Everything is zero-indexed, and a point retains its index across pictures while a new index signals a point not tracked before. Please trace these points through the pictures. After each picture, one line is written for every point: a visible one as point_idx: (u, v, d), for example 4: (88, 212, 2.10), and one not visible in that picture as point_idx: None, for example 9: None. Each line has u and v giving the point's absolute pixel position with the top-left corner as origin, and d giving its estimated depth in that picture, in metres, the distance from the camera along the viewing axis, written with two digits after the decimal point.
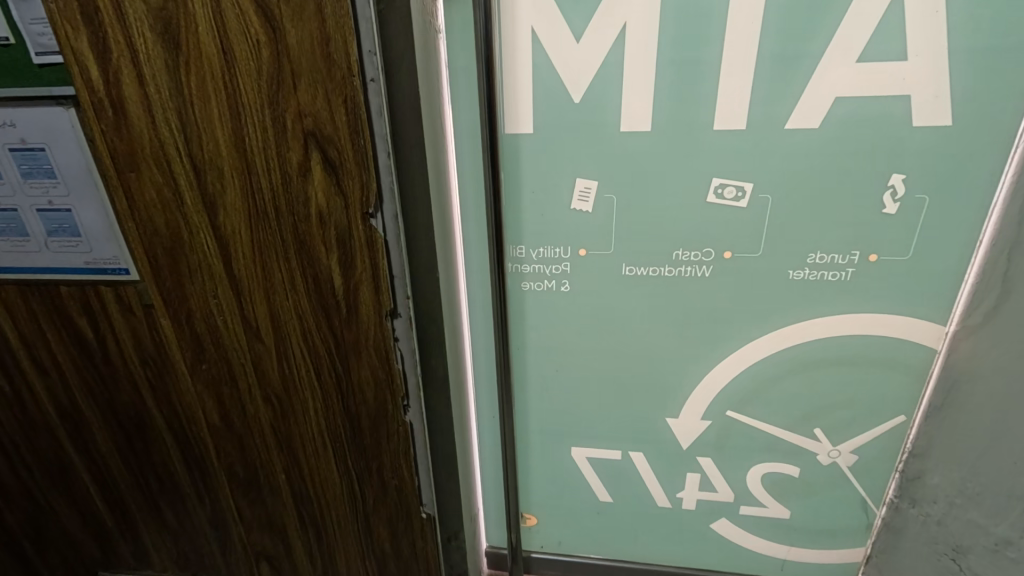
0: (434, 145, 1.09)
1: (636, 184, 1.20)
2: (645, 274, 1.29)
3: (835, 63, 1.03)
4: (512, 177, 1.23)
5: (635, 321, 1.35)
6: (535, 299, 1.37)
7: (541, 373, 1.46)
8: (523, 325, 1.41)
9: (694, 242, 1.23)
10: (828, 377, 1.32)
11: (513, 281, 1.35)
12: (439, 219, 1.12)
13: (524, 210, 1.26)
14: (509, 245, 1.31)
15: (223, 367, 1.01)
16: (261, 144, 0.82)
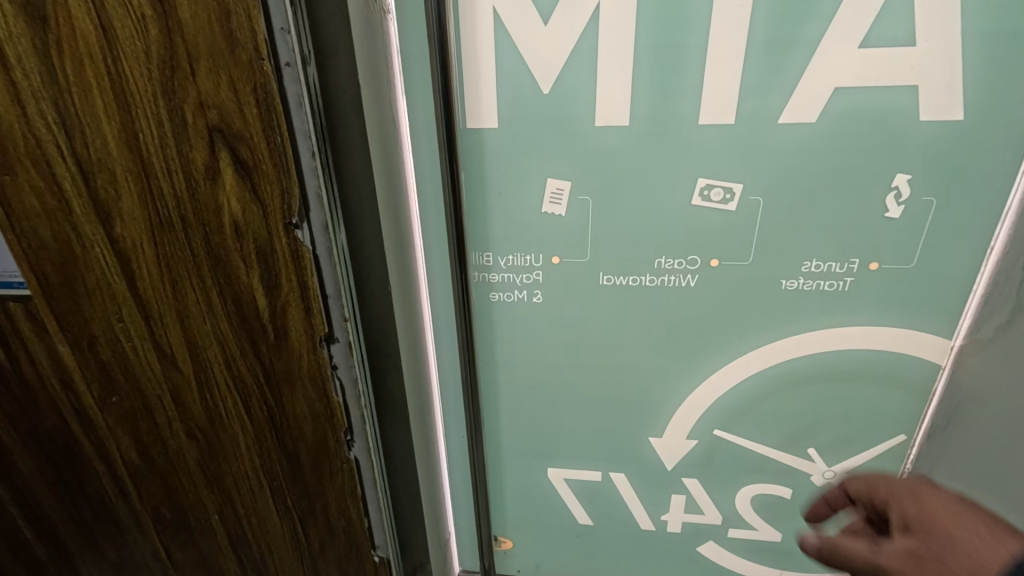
0: (384, 142, 0.96)
1: (614, 185, 1.07)
2: (624, 284, 1.17)
3: (835, 49, 0.91)
4: (474, 178, 1.10)
5: (613, 335, 1.23)
6: (505, 311, 1.24)
7: (514, 390, 1.34)
8: (493, 340, 1.28)
9: (677, 249, 1.11)
10: (823, 394, 1.22)
11: (480, 292, 1.23)
12: (390, 227, 0.99)
13: (491, 214, 1.14)
14: (474, 253, 1.18)
15: (134, 401, 0.88)
16: (157, 142, 0.68)
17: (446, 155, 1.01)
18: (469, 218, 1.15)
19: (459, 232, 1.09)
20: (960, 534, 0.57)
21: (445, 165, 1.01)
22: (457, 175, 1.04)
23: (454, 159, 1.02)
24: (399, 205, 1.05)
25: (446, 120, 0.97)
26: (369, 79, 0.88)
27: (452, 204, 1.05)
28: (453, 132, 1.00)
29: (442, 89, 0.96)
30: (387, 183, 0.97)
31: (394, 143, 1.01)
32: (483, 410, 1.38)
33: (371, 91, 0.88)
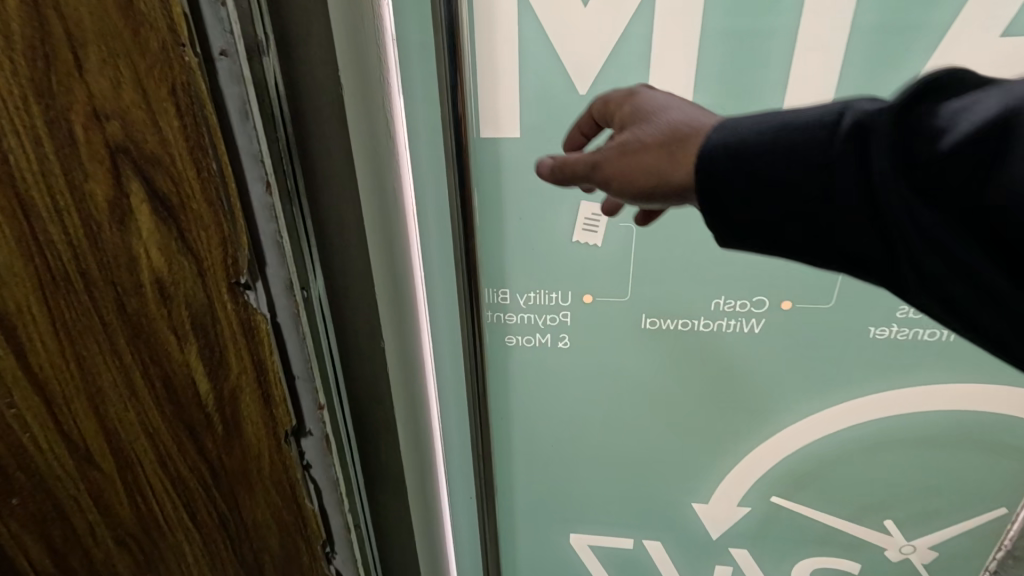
0: (377, 161, 0.74)
1: (664, 209, 0.86)
2: (672, 328, 0.96)
3: (969, 39, 0.70)
4: (489, 200, 0.89)
5: (655, 385, 1.02)
6: (524, 358, 1.03)
7: (532, 447, 1.12)
8: (508, 390, 1.07)
9: (741, 288, 0.90)
10: (907, 458, 1.01)
11: (494, 334, 1.01)
12: (385, 270, 0.77)
13: (510, 243, 0.92)
14: (487, 289, 0.96)
15: (36, 514, 0.63)
16: (33, 163, 0.45)
17: (456, 174, 0.80)
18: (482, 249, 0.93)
19: (470, 268, 0.88)
20: (651, 143, 0.57)
21: (456, 185, 0.81)
22: (469, 200, 0.83)
23: (466, 180, 0.80)
24: (399, 237, 0.83)
25: (458, 132, 0.77)
26: (354, 78, 0.65)
27: (464, 234, 0.84)
28: (466, 147, 0.79)
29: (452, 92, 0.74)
30: (381, 214, 0.75)
31: (391, 161, 0.79)
32: (496, 470, 1.16)
33: (358, 94, 0.66)
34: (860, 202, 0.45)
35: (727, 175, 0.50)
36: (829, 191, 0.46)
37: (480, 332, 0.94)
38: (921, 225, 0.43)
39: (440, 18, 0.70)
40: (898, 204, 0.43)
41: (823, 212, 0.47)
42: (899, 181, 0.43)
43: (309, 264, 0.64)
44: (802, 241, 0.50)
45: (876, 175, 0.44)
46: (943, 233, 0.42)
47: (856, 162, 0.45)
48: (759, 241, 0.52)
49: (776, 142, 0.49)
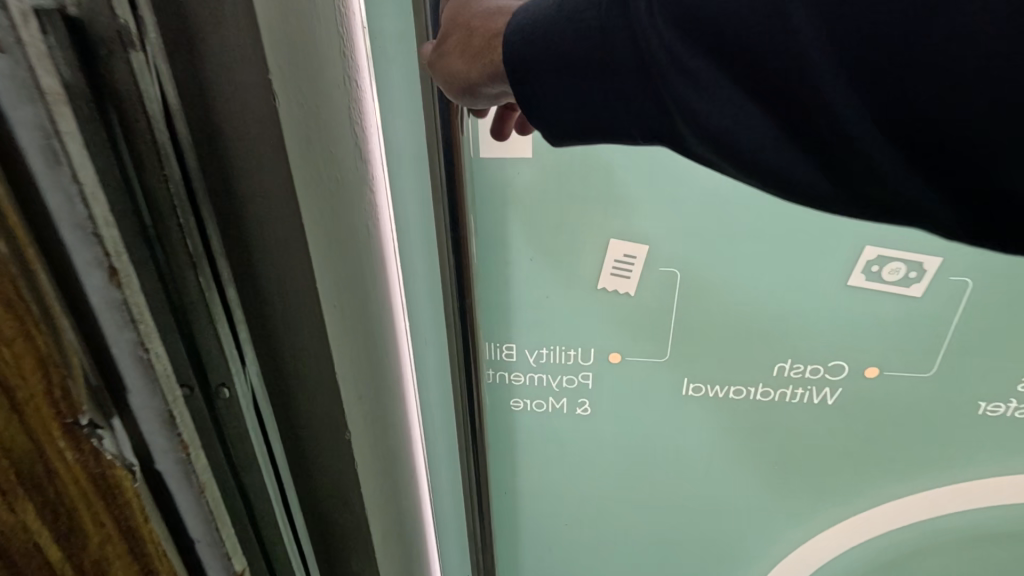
0: (344, 196, 0.54)
1: (717, 253, 0.68)
2: (721, 397, 0.77)
3: None
4: (492, 236, 0.70)
5: (697, 463, 0.83)
6: (533, 425, 0.84)
7: (542, 528, 0.93)
8: (513, 464, 0.88)
9: (811, 352, 0.71)
10: (984, 541, 0.87)
11: (495, 398, 0.82)
12: (353, 342, 0.58)
13: (518, 289, 0.73)
14: (487, 344, 0.78)
15: None
16: None
17: (446, 213, 0.60)
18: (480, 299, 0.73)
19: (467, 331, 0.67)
20: (451, 48, 0.47)
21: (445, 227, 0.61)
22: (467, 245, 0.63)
23: (461, 221, 0.60)
24: (373, 293, 0.64)
25: (451, 160, 0.56)
26: (301, 85, 0.45)
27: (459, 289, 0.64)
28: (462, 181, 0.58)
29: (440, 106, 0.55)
30: (345, 271, 0.55)
31: (363, 196, 0.60)
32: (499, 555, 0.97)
33: (307, 106, 0.47)
34: (638, 65, 0.36)
35: (520, 57, 0.40)
36: (610, 52, 0.37)
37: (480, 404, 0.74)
38: (703, 82, 0.34)
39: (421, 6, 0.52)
40: (670, 73, 0.34)
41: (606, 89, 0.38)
42: (664, 36, 0.34)
43: (235, 344, 0.45)
44: (600, 121, 0.40)
45: (638, 19, 0.35)
46: (698, 65, 0.33)
47: (622, 8, 0.36)
48: (563, 120, 0.42)
49: (554, 3, 0.39)
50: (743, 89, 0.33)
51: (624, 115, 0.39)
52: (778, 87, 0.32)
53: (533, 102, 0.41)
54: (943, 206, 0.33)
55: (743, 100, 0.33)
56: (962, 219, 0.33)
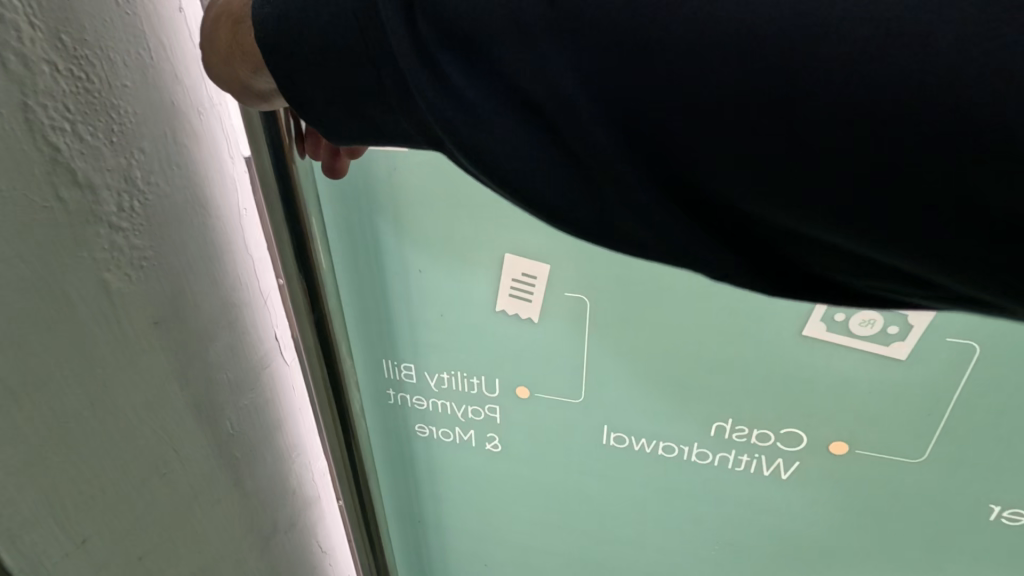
0: (30, 260, 0.33)
1: (634, 280, 0.54)
2: (648, 452, 0.64)
3: None
4: (371, 234, 0.58)
5: (624, 520, 0.71)
6: (443, 457, 0.73)
7: (461, 563, 0.84)
8: (418, 494, 0.78)
9: (756, 413, 0.56)
10: None
11: (397, 422, 0.71)
12: (63, 478, 0.37)
13: (407, 303, 0.61)
14: (382, 362, 0.66)
15: None
16: None
17: (283, 208, 0.49)
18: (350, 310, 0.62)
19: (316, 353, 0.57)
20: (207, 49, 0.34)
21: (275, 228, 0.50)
22: (313, 246, 0.52)
23: (299, 222, 0.50)
24: (161, 375, 0.43)
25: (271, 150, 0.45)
26: None
27: (311, 304, 0.54)
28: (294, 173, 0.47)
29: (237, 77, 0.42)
30: (32, 380, 0.34)
31: (119, 245, 0.38)
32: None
33: None
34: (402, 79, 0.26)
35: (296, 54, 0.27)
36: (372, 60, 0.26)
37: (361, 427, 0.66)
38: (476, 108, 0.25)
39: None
40: (440, 93, 0.25)
41: (373, 102, 0.28)
42: (418, 48, 0.25)
43: None
44: (378, 135, 0.30)
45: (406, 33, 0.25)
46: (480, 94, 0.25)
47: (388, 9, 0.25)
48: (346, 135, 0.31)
49: None
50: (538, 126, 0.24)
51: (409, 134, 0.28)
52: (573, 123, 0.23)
53: (311, 109, 0.30)
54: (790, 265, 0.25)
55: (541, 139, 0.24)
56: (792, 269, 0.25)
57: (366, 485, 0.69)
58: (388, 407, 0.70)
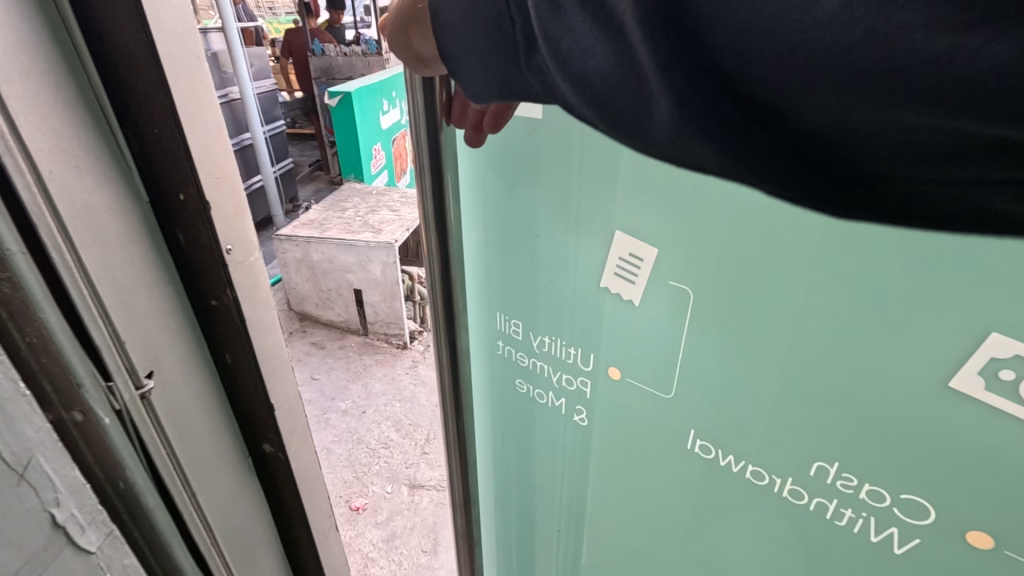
0: None
1: (743, 281, 0.47)
2: (734, 471, 0.57)
3: None
4: (501, 193, 0.63)
5: (702, 543, 0.64)
6: (535, 415, 0.76)
7: (542, 526, 0.87)
8: (510, 441, 0.83)
9: (877, 472, 0.46)
10: None
11: (502, 372, 0.77)
12: None
13: (525, 264, 0.65)
14: (497, 313, 0.72)
15: None
16: None
17: (427, 151, 0.56)
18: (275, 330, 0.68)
19: (235, 373, 0.65)
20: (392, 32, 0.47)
21: (170, 267, 0.56)
22: (447, 194, 0.58)
23: (439, 168, 0.56)
24: None
25: (192, 177, 0.53)
26: None
27: (229, 329, 0.62)
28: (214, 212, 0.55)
29: (153, 140, 0.50)
30: None
31: None
32: (490, 519, 0.96)
33: None
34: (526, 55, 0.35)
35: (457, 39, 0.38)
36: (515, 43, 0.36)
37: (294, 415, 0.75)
38: (597, 67, 0.28)
39: (116, 49, 0.46)
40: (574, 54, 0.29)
41: (505, 61, 0.37)
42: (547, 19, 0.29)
43: None
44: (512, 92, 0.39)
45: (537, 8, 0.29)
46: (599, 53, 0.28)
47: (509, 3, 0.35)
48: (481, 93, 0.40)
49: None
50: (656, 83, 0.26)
51: (532, 87, 0.37)
52: (691, 72, 0.25)
53: (473, 82, 0.40)
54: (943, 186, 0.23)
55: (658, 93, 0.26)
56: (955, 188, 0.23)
57: (466, 425, 0.73)
58: (496, 355, 0.76)
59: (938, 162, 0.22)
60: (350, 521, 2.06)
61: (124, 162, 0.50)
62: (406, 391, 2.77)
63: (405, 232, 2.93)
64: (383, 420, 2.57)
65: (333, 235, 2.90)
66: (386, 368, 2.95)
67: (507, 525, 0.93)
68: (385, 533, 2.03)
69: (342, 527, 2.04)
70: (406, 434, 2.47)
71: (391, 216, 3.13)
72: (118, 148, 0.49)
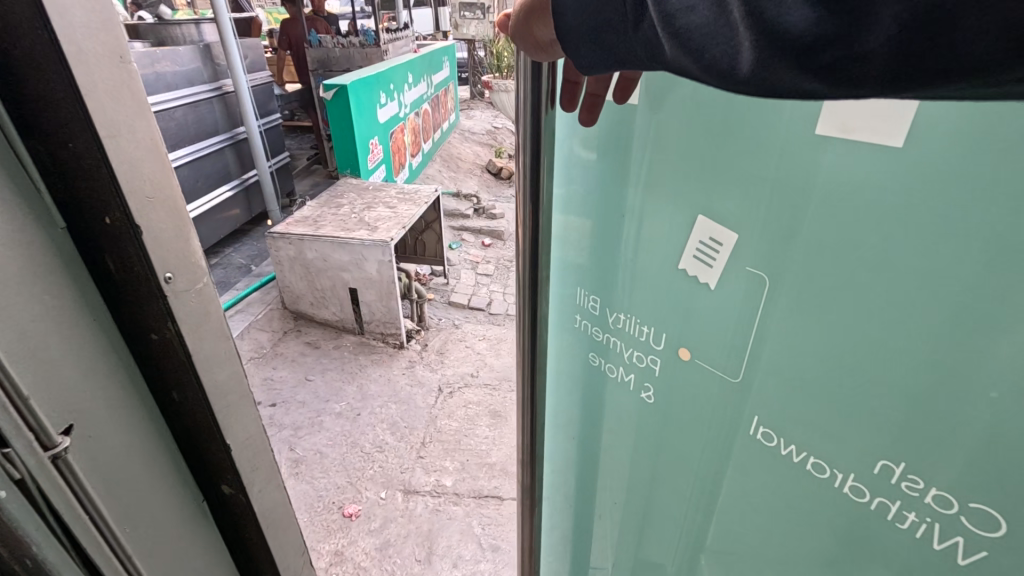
0: None
1: (814, 272, 0.54)
2: (793, 460, 0.62)
3: None
4: (600, 186, 0.75)
5: (744, 525, 0.70)
6: (602, 386, 0.86)
7: (596, 489, 0.96)
8: (578, 411, 0.94)
9: (942, 466, 0.49)
10: None
11: (579, 343, 0.88)
12: None
13: (610, 247, 0.76)
14: (579, 290, 0.84)
15: None
16: None
17: (530, 133, 0.60)
18: (228, 364, 0.79)
19: (180, 406, 0.75)
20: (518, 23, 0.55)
21: (104, 322, 0.65)
22: (542, 171, 0.62)
23: (538, 144, 0.60)
24: None
25: (119, 204, 0.61)
26: None
27: (174, 362, 0.71)
28: (153, 247, 0.65)
29: (80, 169, 0.59)
30: None
31: None
32: (550, 472, 1.09)
33: None
34: (638, 35, 0.46)
35: (575, 24, 0.49)
36: (625, 21, 0.46)
37: (253, 454, 0.85)
38: (700, 16, 0.39)
39: (59, 123, 0.57)
40: (680, 14, 0.40)
41: (618, 39, 0.47)
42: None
43: None
44: (620, 65, 0.49)
45: None
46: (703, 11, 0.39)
47: None
48: (592, 66, 0.50)
49: None
50: (746, 26, 0.37)
51: (639, 55, 0.47)
52: (769, 14, 0.36)
53: (588, 65, 0.50)
54: (974, 69, 0.31)
55: (746, 33, 0.38)
56: (983, 69, 0.31)
57: (536, 384, 0.74)
58: (575, 327, 0.87)
59: (960, 52, 0.31)
60: (342, 528, 2.09)
61: (45, 204, 0.57)
62: (401, 392, 2.84)
63: (403, 231, 2.99)
64: (378, 423, 2.63)
65: (328, 234, 2.95)
66: (381, 368, 3.02)
67: (564, 482, 1.05)
68: (377, 540, 2.05)
69: (331, 536, 2.06)
70: (399, 437, 2.53)
71: (389, 215, 3.18)
72: (40, 196, 0.56)
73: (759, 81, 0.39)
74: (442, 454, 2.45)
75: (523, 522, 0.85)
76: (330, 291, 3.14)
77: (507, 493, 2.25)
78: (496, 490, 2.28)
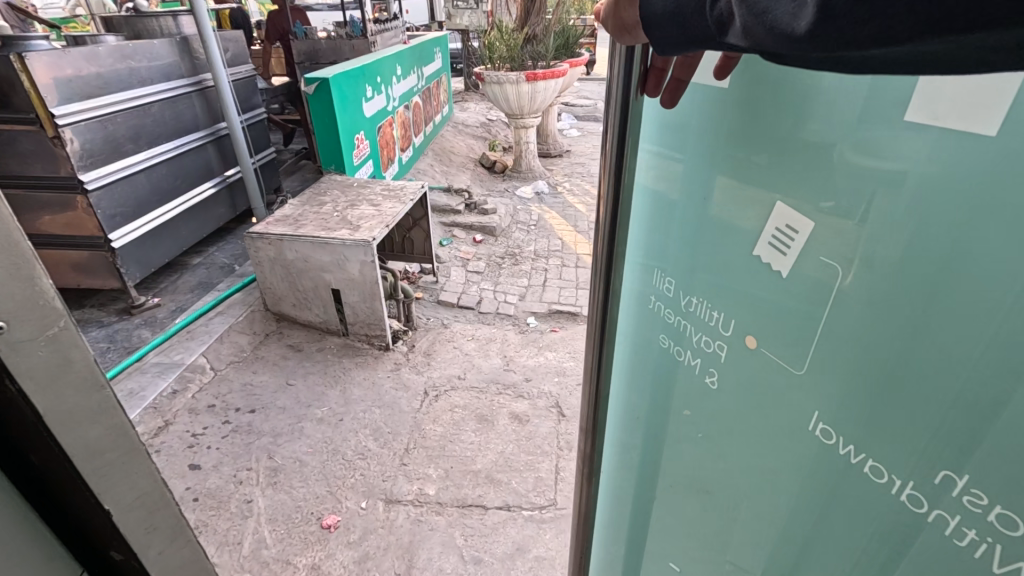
0: None
1: (888, 268, 0.55)
2: (853, 462, 0.63)
3: None
4: (682, 173, 0.79)
5: (799, 515, 0.73)
6: (670, 366, 0.90)
7: (653, 464, 1.01)
8: (644, 393, 0.99)
9: (1006, 484, 0.49)
10: None
11: (650, 323, 0.93)
12: None
13: (688, 233, 0.80)
14: (655, 272, 0.89)
15: None
16: None
17: (616, 114, 0.60)
18: (103, 420, 0.68)
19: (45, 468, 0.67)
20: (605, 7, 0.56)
21: None
22: (625, 149, 0.61)
23: (625, 122, 0.59)
24: None
25: None
26: None
27: (24, 420, 0.62)
28: None
29: None
30: None
31: None
32: (610, 442, 1.15)
33: None
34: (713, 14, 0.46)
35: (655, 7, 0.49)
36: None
37: (149, 513, 0.77)
38: None
39: None
40: None
41: (693, 17, 0.47)
42: None
43: None
44: (698, 44, 0.49)
45: None
46: None
47: None
48: (668, 47, 0.51)
49: None
50: None
51: (710, 31, 0.47)
52: None
53: (663, 45, 0.51)
54: None
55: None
56: None
57: (605, 350, 0.73)
58: (649, 307, 0.92)
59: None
60: (320, 541, 2.05)
61: None
62: (384, 396, 2.80)
63: (385, 231, 2.93)
64: (361, 428, 2.58)
65: (307, 234, 2.89)
66: (366, 371, 2.98)
67: (623, 455, 1.11)
68: (356, 552, 2.01)
69: (309, 549, 2.02)
70: (381, 443, 2.50)
71: (373, 213, 3.12)
72: None
73: (820, 37, 0.39)
74: (426, 460, 2.42)
75: (581, 492, 0.84)
76: (313, 291, 3.07)
77: (491, 502, 2.23)
78: (480, 498, 2.25)
